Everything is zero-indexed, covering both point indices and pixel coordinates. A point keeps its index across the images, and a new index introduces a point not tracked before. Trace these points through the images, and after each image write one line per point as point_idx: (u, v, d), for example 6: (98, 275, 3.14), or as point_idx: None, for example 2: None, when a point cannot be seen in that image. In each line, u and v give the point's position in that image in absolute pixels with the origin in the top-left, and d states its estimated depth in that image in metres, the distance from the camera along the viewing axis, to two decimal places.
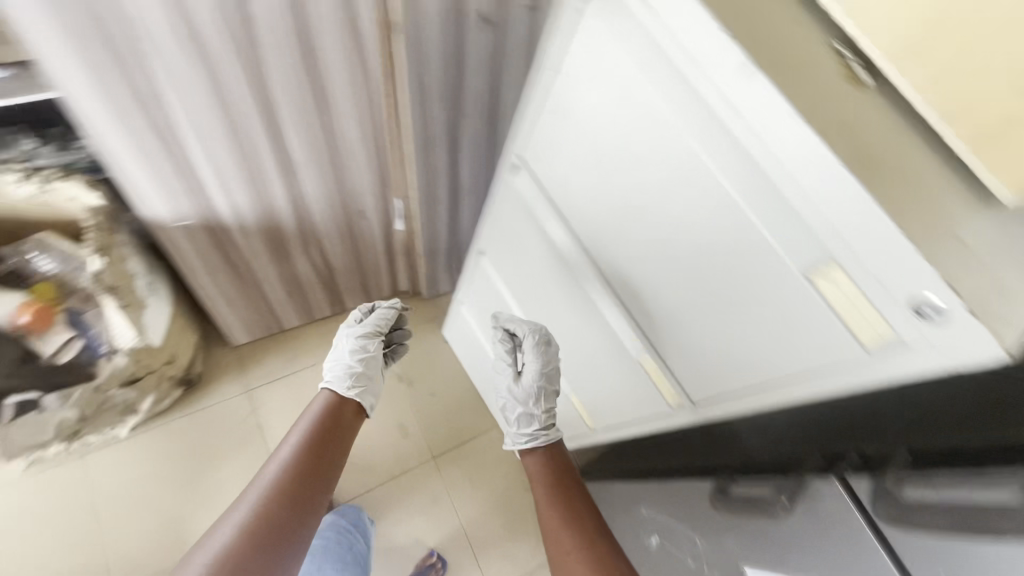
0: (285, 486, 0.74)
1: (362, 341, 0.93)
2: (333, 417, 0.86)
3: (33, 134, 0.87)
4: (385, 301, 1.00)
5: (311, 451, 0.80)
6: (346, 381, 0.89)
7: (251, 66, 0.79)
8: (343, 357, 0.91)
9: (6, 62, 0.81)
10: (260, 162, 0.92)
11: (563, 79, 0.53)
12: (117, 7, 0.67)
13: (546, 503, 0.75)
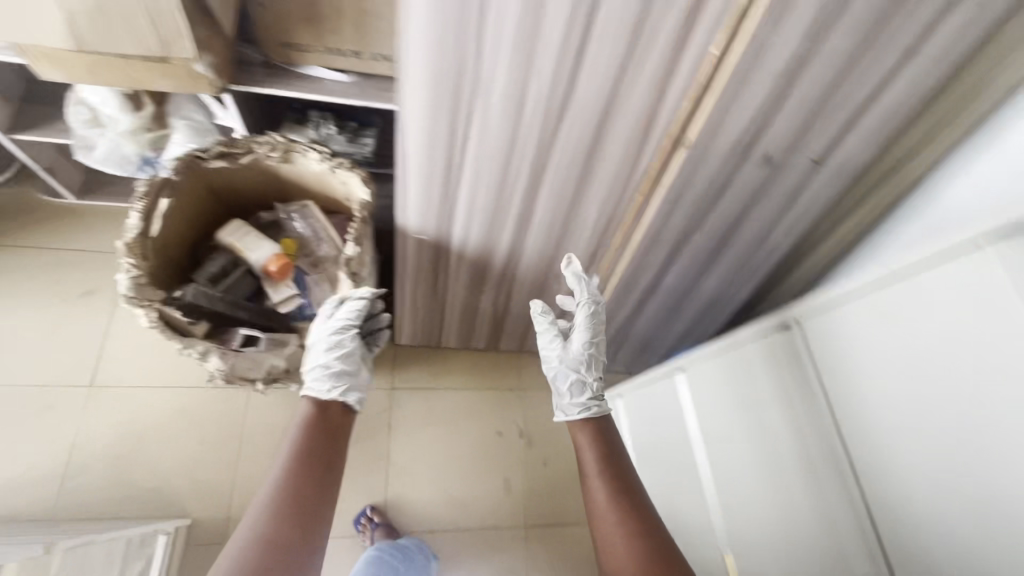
0: (284, 497, 0.76)
1: (331, 337, 0.95)
2: (322, 425, 0.89)
3: (334, 125, 1.13)
4: (354, 293, 0.98)
5: (300, 462, 0.81)
6: (328, 384, 0.91)
7: (547, 138, 0.87)
8: (317, 356, 0.94)
9: (356, 72, 0.98)
10: (506, 210, 1.01)
11: (905, 289, 0.55)
12: (478, 71, 0.77)
13: (595, 474, 0.86)
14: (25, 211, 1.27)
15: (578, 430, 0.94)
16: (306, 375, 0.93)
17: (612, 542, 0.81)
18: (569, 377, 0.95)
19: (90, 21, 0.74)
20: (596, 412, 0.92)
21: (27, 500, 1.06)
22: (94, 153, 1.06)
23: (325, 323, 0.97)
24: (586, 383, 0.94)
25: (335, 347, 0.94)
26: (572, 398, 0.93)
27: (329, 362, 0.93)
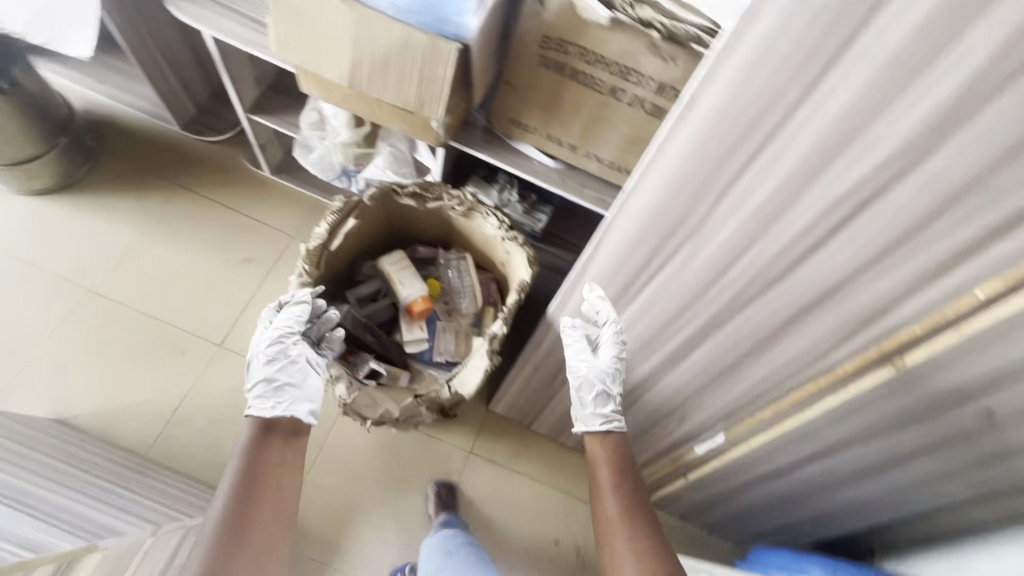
0: (231, 526, 0.70)
1: (272, 347, 0.89)
2: (278, 446, 0.82)
3: (517, 192, 1.15)
4: (294, 297, 0.94)
5: (252, 487, 0.74)
6: (268, 399, 0.85)
7: (735, 304, 0.79)
8: (258, 372, 0.88)
9: (566, 162, 0.99)
10: (659, 342, 0.95)
11: None
12: (700, 225, 0.73)
13: (609, 487, 0.90)
14: (227, 171, 1.41)
15: (599, 442, 0.98)
16: (246, 393, 0.86)
17: (618, 552, 0.83)
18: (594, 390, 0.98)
19: (372, 71, 0.78)
20: (616, 426, 0.98)
21: (134, 432, 1.15)
22: (307, 152, 1.16)
23: (265, 335, 0.91)
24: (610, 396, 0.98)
25: (277, 358, 0.89)
26: (593, 410, 0.98)
27: (270, 375, 0.87)
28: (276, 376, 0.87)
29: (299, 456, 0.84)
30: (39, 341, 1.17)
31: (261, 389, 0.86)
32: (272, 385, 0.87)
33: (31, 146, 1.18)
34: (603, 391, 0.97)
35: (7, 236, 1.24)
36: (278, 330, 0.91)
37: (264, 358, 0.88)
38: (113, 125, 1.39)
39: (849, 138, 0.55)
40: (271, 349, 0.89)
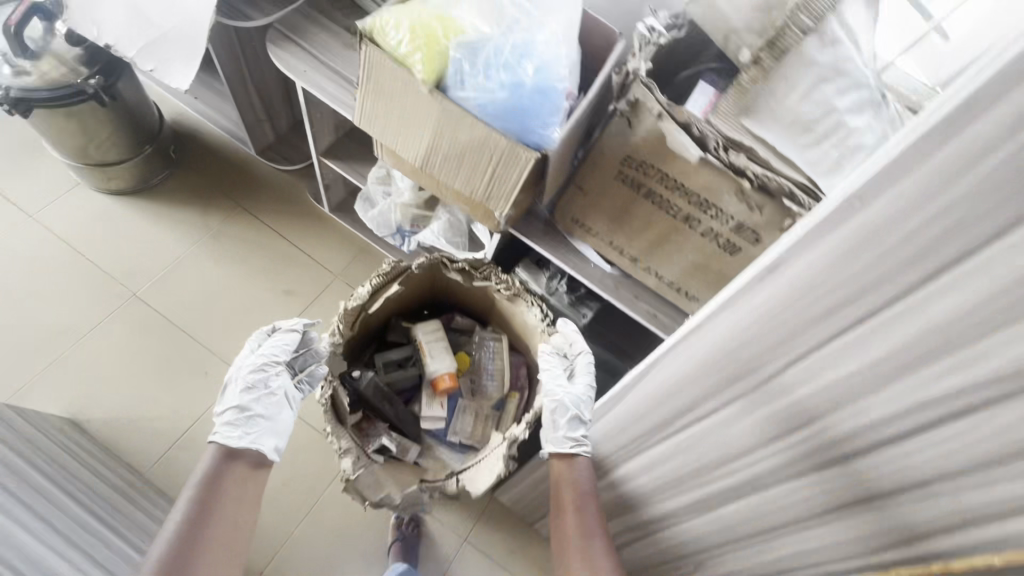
0: (172, 561, 0.64)
1: (253, 373, 0.85)
2: (237, 477, 0.76)
3: (566, 282, 1.11)
4: (288, 323, 0.93)
5: (195, 531, 0.67)
6: (236, 429, 0.79)
7: (767, 482, 0.66)
8: (232, 399, 0.83)
9: (623, 272, 0.94)
10: (675, 490, 0.82)
11: None
12: (757, 404, 0.62)
13: (569, 510, 0.84)
14: (289, 200, 1.44)
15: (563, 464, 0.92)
16: (214, 420, 0.80)
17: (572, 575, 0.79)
18: (566, 412, 0.92)
19: (447, 159, 0.77)
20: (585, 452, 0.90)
21: (139, 449, 1.13)
22: (368, 207, 1.16)
23: (248, 358, 0.88)
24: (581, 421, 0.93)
25: (254, 386, 0.84)
26: (567, 430, 0.90)
27: (243, 403, 0.82)
28: (250, 404, 0.82)
29: (258, 492, 0.77)
30: (75, 338, 1.19)
31: (231, 416, 0.81)
32: (244, 413, 0.81)
33: (117, 152, 1.24)
34: (579, 416, 0.92)
35: (78, 228, 1.29)
36: (261, 357, 0.87)
37: (242, 384, 0.84)
38: (197, 140, 1.45)
39: (948, 346, 0.43)
40: (251, 376, 0.85)
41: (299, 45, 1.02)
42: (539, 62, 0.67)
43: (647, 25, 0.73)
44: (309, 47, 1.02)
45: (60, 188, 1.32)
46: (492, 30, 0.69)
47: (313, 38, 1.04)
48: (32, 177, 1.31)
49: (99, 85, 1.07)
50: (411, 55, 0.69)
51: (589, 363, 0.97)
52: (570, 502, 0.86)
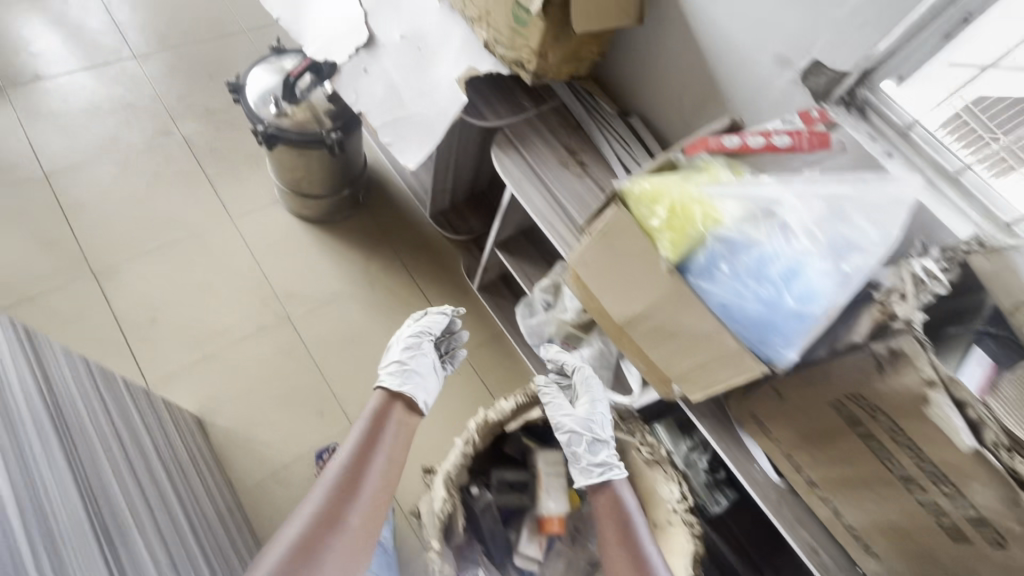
0: (348, 480, 0.81)
1: (411, 338, 1.05)
2: (398, 418, 0.93)
3: (709, 460, 1.02)
4: (441, 307, 1.13)
5: (365, 455, 0.84)
6: (396, 379, 0.98)
7: None
8: (394, 356, 1.02)
9: (793, 487, 0.83)
10: None
11: None
12: None
13: (613, 539, 0.83)
14: (445, 267, 1.49)
15: (603, 495, 0.90)
16: (381, 370, 0.99)
17: None
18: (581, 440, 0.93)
19: (652, 329, 0.74)
20: (614, 474, 0.89)
21: (245, 468, 1.16)
22: (528, 315, 1.16)
23: (410, 327, 1.08)
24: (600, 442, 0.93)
25: (410, 348, 1.04)
26: (589, 459, 0.90)
27: (402, 360, 1.01)
28: (408, 361, 1.01)
29: (411, 433, 0.95)
30: (227, 342, 1.27)
31: (394, 369, 1.00)
32: (404, 367, 1.00)
33: (321, 189, 1.36)
34: (595, 440, 0.91)
35: (262, 240, 1.40)
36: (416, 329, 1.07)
37: (401, 346, 1.04)
38: (383, 189, 1.55)
39: None
40: (410, 340, 1.05)
41: (520, 154, 1.07)
42: (801, 292, 0.60)
43: (922, 266, 0.64)
44: (528, 158, 1.06)
45: (261, 201, 1.45)
46: (764, 239, 0.63)
47: (533, 149, 1.08)
48: (242, 185, 1.46)
49: (337, 139, 1.17)
50: (661, 229, 0.68)
51: (588, 383, 0.97)
52: (613, 532, 0.84)
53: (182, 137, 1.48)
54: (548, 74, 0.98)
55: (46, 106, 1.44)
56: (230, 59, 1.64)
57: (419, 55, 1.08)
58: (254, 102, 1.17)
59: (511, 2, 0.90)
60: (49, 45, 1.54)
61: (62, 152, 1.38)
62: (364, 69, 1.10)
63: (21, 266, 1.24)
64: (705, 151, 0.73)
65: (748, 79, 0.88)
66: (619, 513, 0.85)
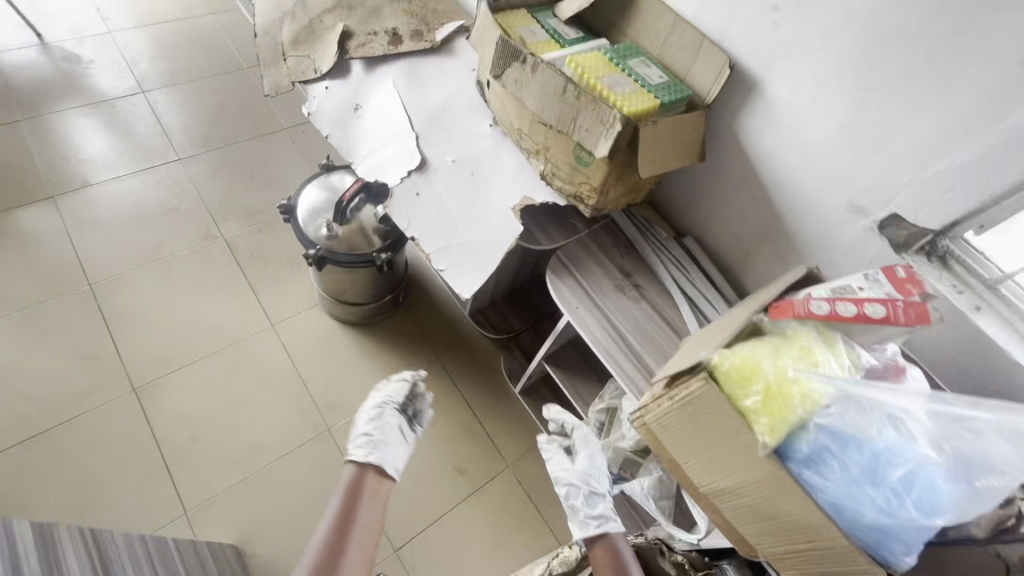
0: (330, 552, 0.78)
1: (374, 409, 1.08)
2: (372, 487, 0.92)
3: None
4: (402, 371, 1.18)
5: (347, 521, 0.83)
6: (364, 449, 0.98)
7: None
8: (361, 427, 1.04)
9: None
10: None
11: None
12: None
13: None
14: (485, 369, 1.45)
15: (600, 546, 0.87)
16: (350, 446, 0.99)
17: None
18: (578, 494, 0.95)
19: (743, 509, 0.69)
20: (612, 526, 0.90)
21: None
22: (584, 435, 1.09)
23: (373, 398, 1.11)
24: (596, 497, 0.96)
25: (375, 419, 1.06)
26: (587, 509, 0.92)
27: (368, 431, 1.03)
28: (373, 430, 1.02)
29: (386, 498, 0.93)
30: (267, 462, 1.23)
31: (362, 442, 1.00)
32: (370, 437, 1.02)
33: (363, 297, 1.34)
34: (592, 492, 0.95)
35: (301, 347, 1.38)
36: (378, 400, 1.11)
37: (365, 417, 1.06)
38: (421, 288, 1.54)
39: None
40: (373, 411, 1.07)
41: (576, 280, 1.04)
42: (921, 499, 0.57)
43: None
44: (585, 284, 1.04)
45: (301, 306, 1.44)
46: (875, 434, 0.60)
47: (589, 274, 1.06)
48: (283, 290, 1.45)
49: (386, 259, 1.17)
50: (756, 409, 0.64)
51: (584, 437, 1.02)
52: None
53: (224, 242, 1.49)
54: (606, 207, 0.97)
55: (93, 214, 1.46)
56: (270, 158, 1.67)
57: (473, 180, 1.08)
58: (305, 223, 1.18)
59: (572, 143, 0.90)
60: (98, 150, 1.57)
61: (106, 262, 1.39)
62: (416, 193, 1.09)
63: (63, 385, 1.22)
64: (793, 317, 0.70)
65: (819, 222, 0.87)
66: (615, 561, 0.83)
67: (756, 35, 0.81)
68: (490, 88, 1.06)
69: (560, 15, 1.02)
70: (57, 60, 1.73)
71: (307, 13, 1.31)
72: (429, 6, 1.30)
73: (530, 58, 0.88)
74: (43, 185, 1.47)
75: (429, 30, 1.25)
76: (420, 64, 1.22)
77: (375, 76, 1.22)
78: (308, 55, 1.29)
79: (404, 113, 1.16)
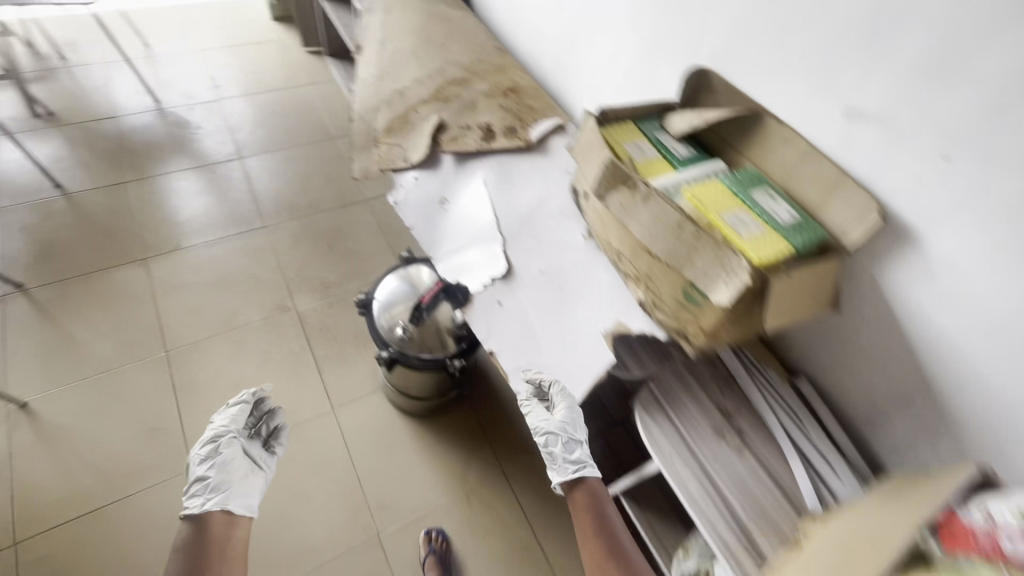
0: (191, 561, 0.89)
1: (206, 449, 1.08)
2: (219, 523, 0.99)
3: None
4: (240, 394, 1.16)
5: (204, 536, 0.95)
6: (203, 498, 1.01)
7: None
8: (195, 473, 1.05)
9: None
10: None
11: None
12: None
13: (582, 534, 0.91)
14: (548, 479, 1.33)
15: (579, 488, 0.99)
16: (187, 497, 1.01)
17: None
18: (556, 442, 1.00)
19: None
20: (589, 471, 0.99)
21: None
22: None
23: (207, 435, 1.10)
24: (575, 442, 1.01)
25: (209, 458, 1.06)
26: (565, 457, 0.99)
27: (205, 474, 1.04)
28: (208, 474, 1.04)
29: (238, 537, 1.00)
30: (311, 563, 1.16)
31: (200, 488, 1.03)
32: (206, 482, 1.03)
33: (428, 393, 1.27)
34: (571, 440, 1.00)
35: (360, 437, 1.33)
36: (214, 433, 1.10)
37: (199, 459, 1.06)
38: (485, 380, 1.46)
39: None
40: (207, 451, 1.07)
41: (670, 420, 0.92)
42: None
43: None
44: (680, 427, 0.91)
45: (363, 389, 1.40)
46: None
47: (686, 416, 0.93)
48: (348, 371, 1.41)
49: (459, 366, 1.11)
50: None
51: (563, 393, 1.00)
52: (590, 525, 0.92)
53: (296, 313, 1.48)
54: (714, 348, 0.86)
55: (180, 276, 1.50)
56: (349, 229, 1.68)
57: (560, 293, 1.00)
58: (383, 321, 1.14)
59: (682, 280, 0.81)
60: (193, 212, 1.64)
61: (184, 329, 1.41)
62: (497, 301, 1.03)
63: (128, 458, 1.21)
64: (976, 552, 0.57)
65: (985, 402, 0.72)
66: (593, 507, 0.93)
67: (912, 187, 0.70)
68: (587, 199, 1.00)
69: (670, 128, 0.95)
70: (169, 123, 1.85)
71: (404, 101, 1.32)
72: (526, 101, 1.27)
73: (643, 187, 0.81)
74: (139, 247, 1.54)
75: (523, 127, 1.22)
76: (511, 162, 1.18)
77: (466, 172, 1.20)
78: (401, 143, 1.29)
79: (491, 213, 1.12)
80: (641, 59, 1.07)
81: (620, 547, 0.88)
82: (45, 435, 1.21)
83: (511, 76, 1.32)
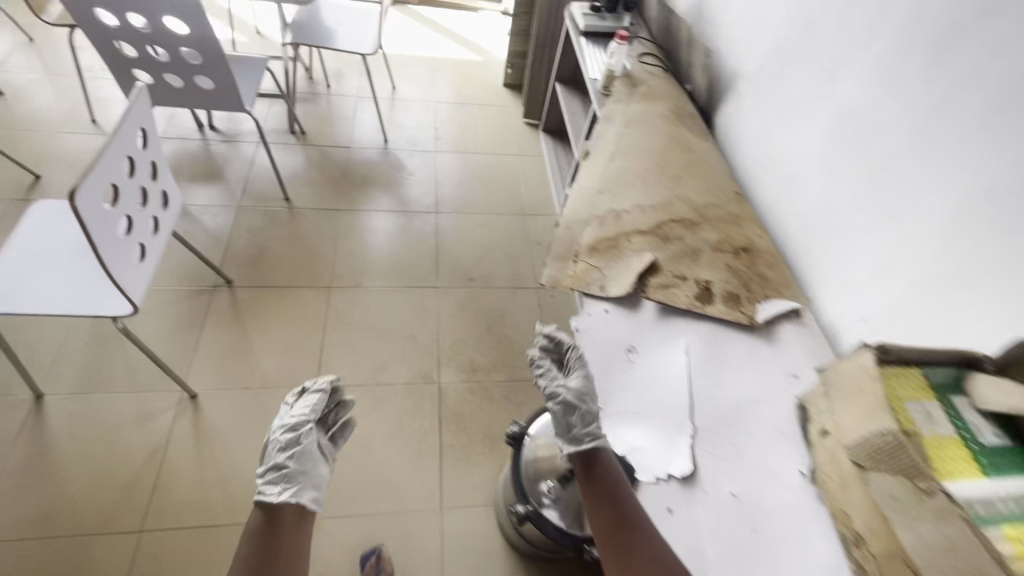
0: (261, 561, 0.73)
1: (285, 436, 0.95)
2: (290, 520, 0.82)
3: None
4: (320, 380, 1.05)
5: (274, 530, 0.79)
6: (276, 487, 0.85)
7: None
8: (271, 460, 0.91)
9: None
10: None
11: None
12: None
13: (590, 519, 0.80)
14: None
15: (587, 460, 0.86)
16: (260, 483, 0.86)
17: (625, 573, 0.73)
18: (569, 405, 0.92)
19: None
20: (602, 445, 0.86)
21: None
22: None
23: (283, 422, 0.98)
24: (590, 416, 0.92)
25: (287, 446, 0.93)
26: (577, 424, 0.89)
27: (281, 463, 0.90)
28: (286, 464, 0.89)
29: (308, 538, 0.82)
30: None
31: (274, 477, 0.87)
32: (281, 471, 0.88)
33: (545, 544, 1.12)
34: (586, 411, 0.91)
35: (458, 552, 1.22)
36: (292, 421, 0.98)
37: (276, 447, 0.93)
38: None
39: None
40: (286, 437, 0.94)
41: None
42: None
43: None
44: None
45: (477, 498, 1.30)
46: None
47: None
48: (468, 470, 1.33)
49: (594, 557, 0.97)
50: None
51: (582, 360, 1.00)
52: (602, 509, 0.79)
53: (439, 388, 1.46)
54: None
55: (351, 315, 1.56)
56: (513, 313, 1.64)
57: (751, 539, 0.79)
58: (532, 452, 1.06)
59: None
60: (381, 253, 1.73)
61: (338, 369, 1.45)
62: (666, 508, 0.84)
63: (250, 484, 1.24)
64: None
65: None
66: (604, 489, 0.81)
67: None
68: (824, 441, 0.80)
69: (974, 399, 0.72)
70: (389, 164, 2.00)
71: (618, 225, 1.22)
72: (760, 268, 1.10)
73: (939, 496, 0.59)
74: (328, 275, 1.64)
75: (750, 299, 1.05)
76: (725, 337, 1.03)
77: (667, 330, 1.06)
78: (601, 268, 1.18)
79: (687, 392, 0.96)
80: (942, 283, 0.86)
81: (629, 518, 0.77)
82: (199, 434, 1.30)
83: (747, 232, 1.17)
